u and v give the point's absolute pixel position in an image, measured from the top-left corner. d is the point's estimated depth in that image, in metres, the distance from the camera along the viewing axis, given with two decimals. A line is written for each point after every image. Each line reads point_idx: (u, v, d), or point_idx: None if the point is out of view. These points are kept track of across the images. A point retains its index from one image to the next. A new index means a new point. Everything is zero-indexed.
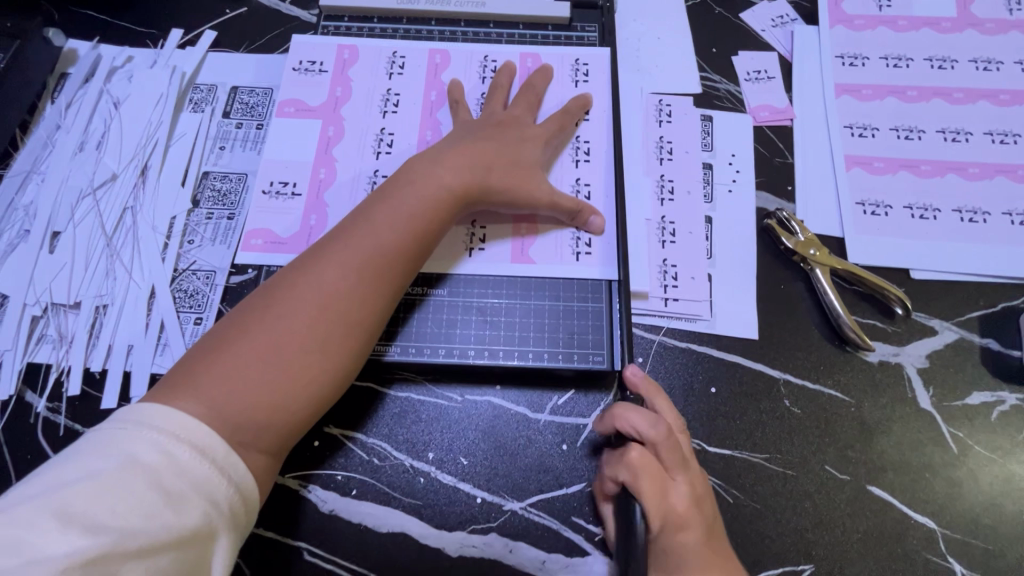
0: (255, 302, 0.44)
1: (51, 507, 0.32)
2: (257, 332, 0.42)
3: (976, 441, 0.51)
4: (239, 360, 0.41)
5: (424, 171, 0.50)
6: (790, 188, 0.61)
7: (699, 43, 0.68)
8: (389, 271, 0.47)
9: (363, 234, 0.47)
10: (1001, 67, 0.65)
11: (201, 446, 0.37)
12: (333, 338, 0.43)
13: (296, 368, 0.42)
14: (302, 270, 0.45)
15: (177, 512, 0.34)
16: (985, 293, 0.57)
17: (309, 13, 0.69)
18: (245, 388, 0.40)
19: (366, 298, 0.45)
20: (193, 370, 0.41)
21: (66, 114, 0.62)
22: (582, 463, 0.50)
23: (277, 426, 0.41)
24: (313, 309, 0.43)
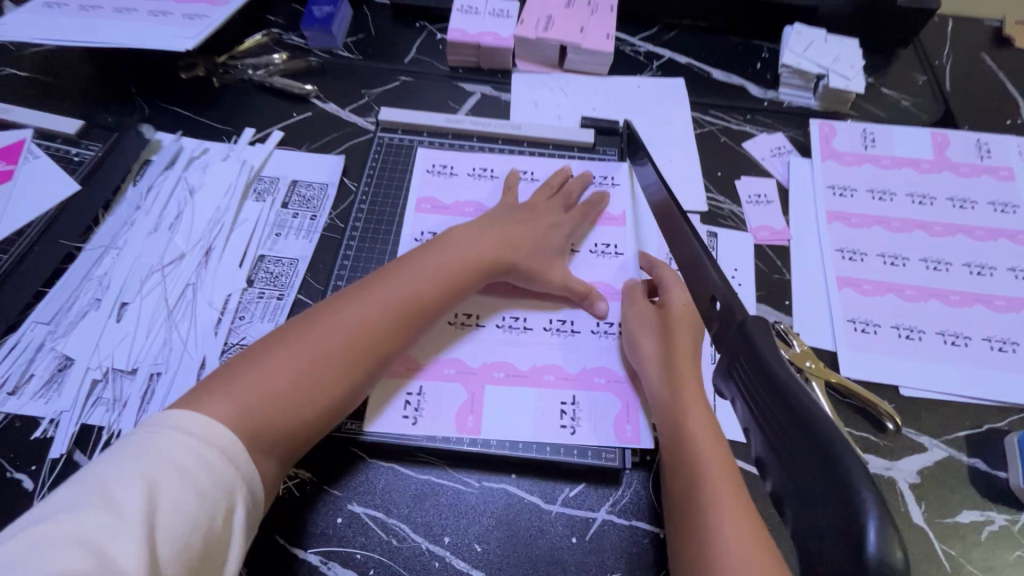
0: (292, 330, 0.53)
1: (101, 515, 0.38)
2: (292, 350, 0.51)
3: (969, 561, 0.53)
4: (270, 371, 0.49)
5: (461, 240, 0.61)
6: (787, 302, 0.67)
7: (706, 167, 0.78)
8: (412, 316, 0.56)
9: (399, 282, 0.57)
10: (975, 207, 0.73)
11: (223, 444, 0.44)
12: (350, 367, 0.52)
13: (309, 389, 0.50)
14: (334, 311, 0.54)
15: (198, 496, 0.41)
16: (970, 414, 0.61)
17: (366, 120, 0.80)
18: (263, 396, 0.48)
19: (385, 335, 0.54)
20: (228, 378, 0.49)
21: (145, 197, 0.70)
22: (591, 557, 0.52)
23: (288, 440, 0.49)
24: (335, 344, 0.52)
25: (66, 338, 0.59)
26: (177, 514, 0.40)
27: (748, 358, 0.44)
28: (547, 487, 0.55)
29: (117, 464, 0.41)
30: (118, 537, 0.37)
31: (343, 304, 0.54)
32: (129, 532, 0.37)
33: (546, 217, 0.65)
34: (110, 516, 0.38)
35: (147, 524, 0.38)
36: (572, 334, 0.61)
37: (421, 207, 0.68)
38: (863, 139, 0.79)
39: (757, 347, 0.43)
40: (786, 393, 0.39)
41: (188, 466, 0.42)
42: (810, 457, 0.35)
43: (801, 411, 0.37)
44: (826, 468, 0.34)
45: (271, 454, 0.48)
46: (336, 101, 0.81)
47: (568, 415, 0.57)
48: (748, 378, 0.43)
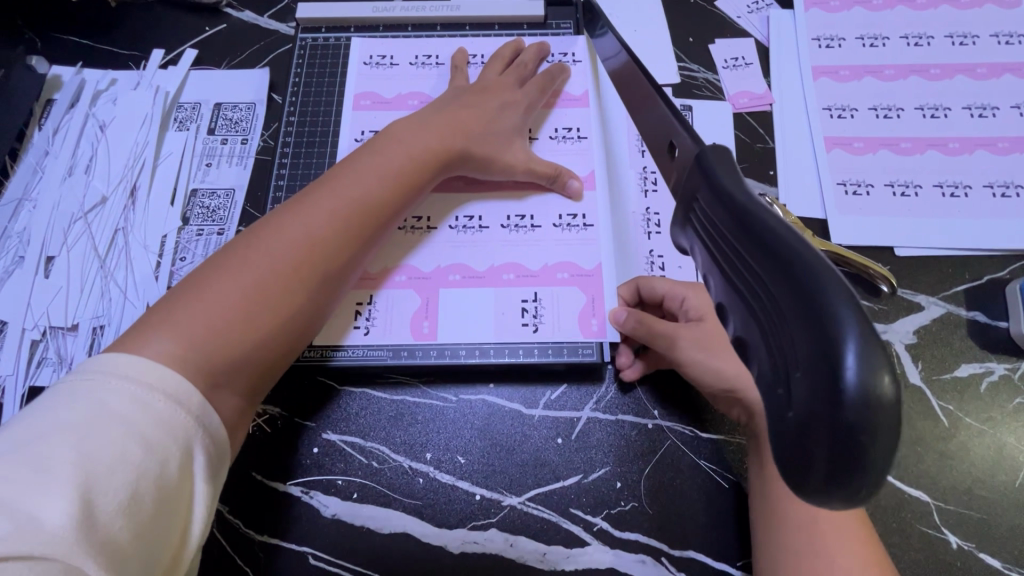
0: (237, 246, 0.44)
1: (18, 472, 0.30)
2: (240, 267, 0.42)
3: (967, 413, 0.52)
4: (219, 294, 0.41)
5: (407, 129, 0.53)
6: (771, 172, 0.62)
7: (676, 34, 0.69)
8: (373, 216, 0.49)
9: (348, 179, 0.49)
10: (977, 41, 0.65)
11: (159, 384, 0.35)
12: (315, 279, 0.45)
13: (271, 307, 0.42)
14: (285, 218, 0.46)
15: (143, 443, 0.33)
16: (970, 266, 0.57)
17: (287, 25, 0.70)
18: (218, 320, 0.40)
19: (345, 239, 0.47)
20: (170, 307, 0.40)
21: (54, 140, 0.63)
22: (578, 455, 0.51)
23: (253, 369, 0.42)
24: (294, 253, 0.44)
25: None
26: (120, 468, 0.32)
27: (706, 195, 0.26)
28: (523, 390, 0.53)
29: (43, 413, 0.33)
30: (47, 497, 0.29)
31: (292, 210, 0.46)
32: (60, 491, 0.30)
33: (498, 97, 0.58)
34: (33, 474, 0.30)
35: (80, 481, 0.30)
36: (533, 229, 0.56)
37: (360, 109, 0.61)
38: None
39: (712, 173, 0.26)
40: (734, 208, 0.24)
41: (130, 412, 0.33)
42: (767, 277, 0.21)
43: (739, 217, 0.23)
44: (793, 295, 0.20)
45: (233, 386, 0.40)
46: (251, 8, 0.71)
47: (531, 311, 0.54)
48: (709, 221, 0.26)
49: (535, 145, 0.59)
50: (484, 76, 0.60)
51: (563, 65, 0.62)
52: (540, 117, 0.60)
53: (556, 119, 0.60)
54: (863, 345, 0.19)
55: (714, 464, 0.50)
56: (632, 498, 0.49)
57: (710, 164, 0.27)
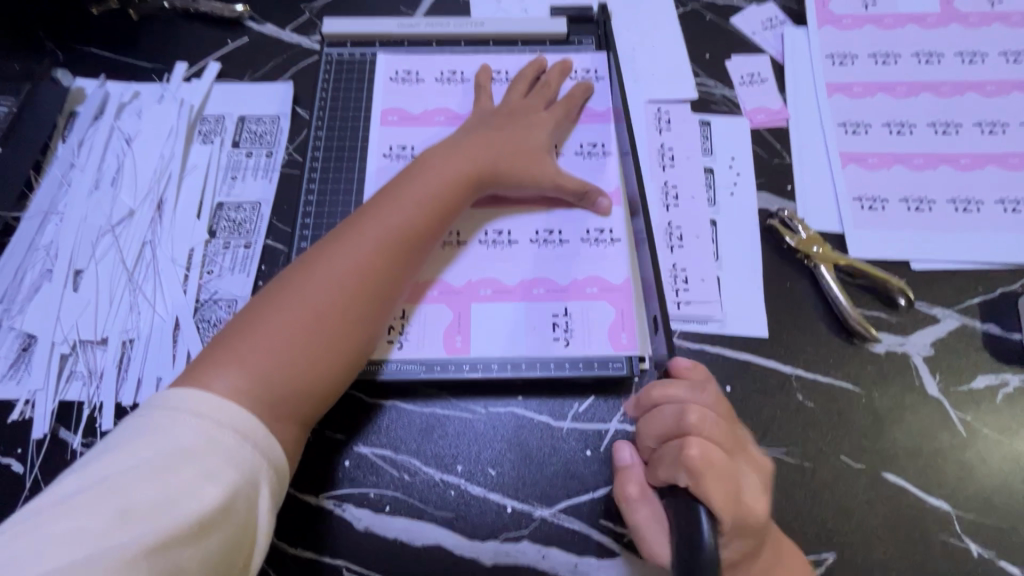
0: (285, 281, 0.47)
1: (105, 499, 0.34)
2: (290, 302, 0.45)
3: (983, 424, 0.53)
4: (272, 329, 0.44)
5: (441, 155, 0.55)
6: (789, 187, 0.63)
7: (693, 50, 0.70)
8: (412, 244, 0.51)
9: (388, 209, 0.51)
10: (985, 60, 0.67)
11: (221, 419, 0.39)
12: (360, 309, 0.47)
13: (319, 341, 0.45)
14: (331, 252, 0.48)
15: (211, 478, 0.36)
16: (983, 279, 0.59)
17: (310, 39, 0.71)
18: (272, 357, 0.43)
19: (387, 267, 0.49)
20: (232, 342, 0.44)
21: (79, 152, 0.63)
22: (608, 467, 0.51)
23: (308, 399, 0.44)
24: (339, 289, 0.47)
25: (24, 315, 0.55)
26: (186, 502, 0.35)
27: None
28: (553, 404, 0.54)
29: (125, 447, 0.37)
30: (127, 527, 0.34)
31: (334, 244, 0.49)
32: (137, 524, 0.34)
33: (525, 118, 0.59)
34: (116, 506, 0.34)
35: (157, 511, 0.34)
36: (562, 244, 0.57)
37: (387, 125, 0.62)
38: None
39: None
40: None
41: (196, 450, 0.37)
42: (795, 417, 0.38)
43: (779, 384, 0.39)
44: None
45: (287, 416, 0.43)
46: (273, 21, 0.72)
47: (562, 324, 0.54)
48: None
49: (560, 160, 0.60)
50: (509, 96, 0.61)
51: (587, 83, 0.63)
52: (565, 133, 0.61)
53: (581, 135, 0.61)
54: None
55: None
56: None
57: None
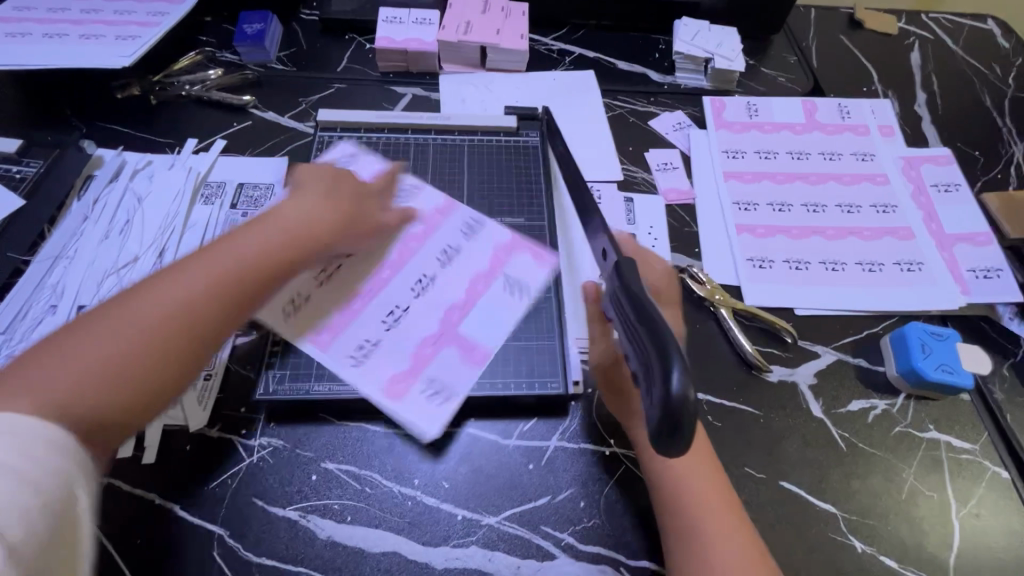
0: (123, 296, 0.47)
1: None
2: (121, 318, 0.46)
3: (860, 440, 0.64)
4: (96, 343, 0.44)
5: (297, 202, 0.59)
6: (697, 249, 0.77)
7: (619, 144, 0.88)
8: (248, 278, 0.52)
9: (235, 243, 0.53)
10: (841, 158, 0.86)
11: (23, 437, 0.37)
12: (187, 334, 0.47)
13: (138, 357, 0.45)
14: (182, 272, 0.49)
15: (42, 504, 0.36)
16: (852, 324, 0.72)
17: (305, 124, 0.85)
18: (88, 369, 0.43)
19: (225, 297, 0.50)
20: (49, 351, 0.43)
21: (92, 207, 0.72)
22: (547, 478, 0.59)
23: (111, 416, 0.43)
24: (163, 310, 0.47)
25: (25, 344, 0.61)
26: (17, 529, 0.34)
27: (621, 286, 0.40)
28: (499, 425, 0.62)
29: None
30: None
31: (182, 265, 0.50)
32: None
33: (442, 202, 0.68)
34: None
35: None
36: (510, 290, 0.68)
37: None
38: (748, 110, 0.92)
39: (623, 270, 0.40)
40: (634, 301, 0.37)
41: (26, 471, 0.36)
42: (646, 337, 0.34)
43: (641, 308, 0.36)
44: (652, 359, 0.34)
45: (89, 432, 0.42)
46: (274, 110, 0.86)
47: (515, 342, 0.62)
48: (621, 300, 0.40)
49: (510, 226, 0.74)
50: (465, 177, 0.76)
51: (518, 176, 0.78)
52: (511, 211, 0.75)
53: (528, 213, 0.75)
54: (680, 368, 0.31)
55: None
56: (594, 515, 0.57)
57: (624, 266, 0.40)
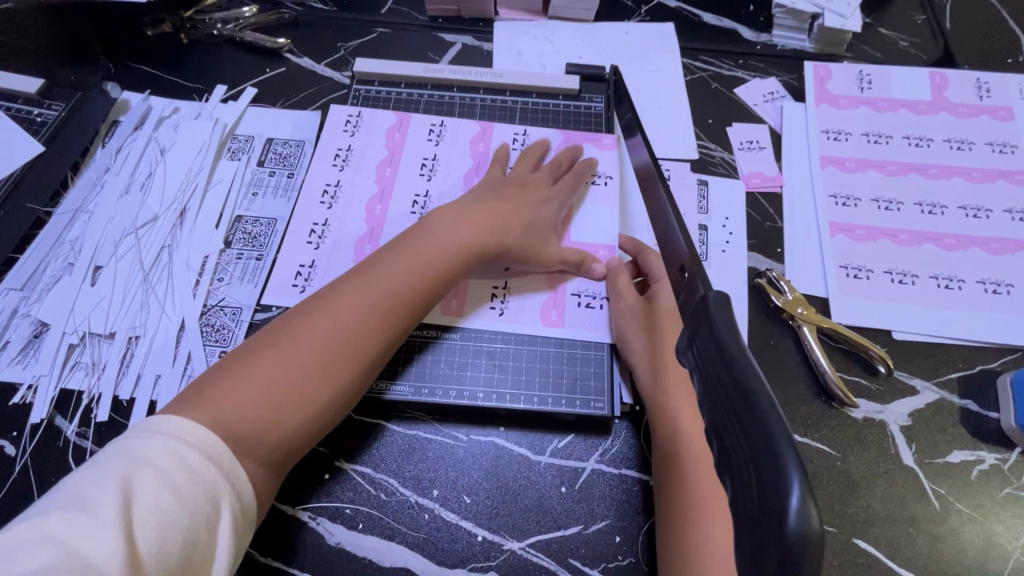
0: (276, 331, 0.49)
1: (74, 516, 0.35)
2: (270, 353, 0.47)
3: (958, 499, 0.54)
4: (247, 378, 0.45)
5: (451, 218, 0.57)
6: (778, 250, 0.66)
7: (697, 116, 0.75)
8: (404, 307, 0.52)
9: (381, 272, 0.52)
10: (973, 148, 0.71)
11: (210, 452, 0.40)
12: (336, 366, 0.48)
13: (302, 388, 0.46)
14: (323, 303, 0.50)
15: (177, 495, 0.37)
16: (963, 356, 0.60)
17: (342, 74, 0.76)
18: (256, 401, 0.44)
19: (371, 329, 0.50)
20: (208, 384, 0.45)
21: (115, 158, 0.67)
22: (580, 505, 0.52)
23: (266, 446, 0.44)
24: (315, 343, 0.48)
25: (41, 303, 0.58)
26: (154, 518, 0.36)
27: (708, 335, 0.32)
28: (529, 439, 0.55)
29: (98, 466, 0.38)
30: (96, 539, 0.34)
31: (337, 296, 0.51)
32: (106, 534, 0.34)
33: (536, 192, 0.61)
34: (80, 517, 0.35)
35: (124, 522, 0.35)
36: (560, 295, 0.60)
37: (418, 160, 0.66)
38: (859, 81, 0.76)
39: (714, 319, 0.32)
40: (730, 362, 0.29)
41: (164, 465, 0.38)
42: (745, 420, 0.27)
43: (739, 376, 0.28)
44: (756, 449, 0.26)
45: (259, 455, 0.44)
46: (310, 56, 0.78)
47: (597, 298, 0.60)
48: (705, 351, 0.32)
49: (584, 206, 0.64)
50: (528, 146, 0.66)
51: (591, 161, 0.65)
52: (580, 197, 0.64)
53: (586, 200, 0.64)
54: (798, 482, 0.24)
55: None
56: (629, 553, 0.50)
57: (720, 314, 0.32)
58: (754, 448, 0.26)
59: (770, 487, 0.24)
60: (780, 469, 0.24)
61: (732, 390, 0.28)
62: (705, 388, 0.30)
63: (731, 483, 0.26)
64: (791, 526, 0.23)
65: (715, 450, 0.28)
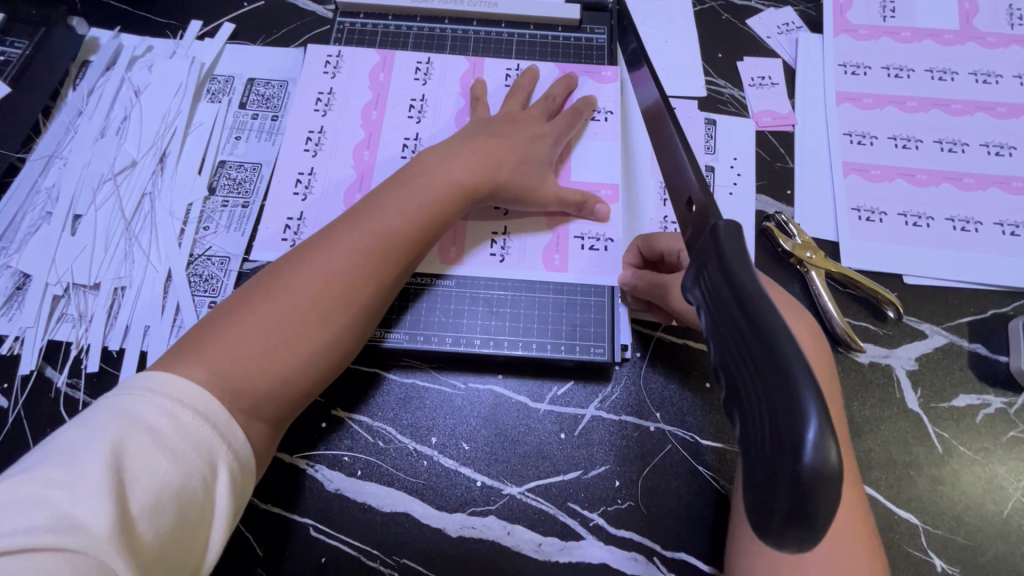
0: (267, 281, 0.46)
1: (61, 473, 0.34)
2: (263, 305, 0.45)
3: (962, 442, 0.53)
4: (240, 332, 0.43)
5: (443, 157, 0.54)
6: (788, 192, 0.63)
7: (706, 49, 0.70)
8: (400, 253, 0.50)
9: (373, 216, 0.50)
10: (1000, 81, 0.66)
11: (204, 411, 0.39)
12: (334, 316, 0.46)
13: (297, 342, 0.44)
14: (312, 254, 0.48)
15: (169, 455, 0.36)
16: (975, 299, 0.58)
17: (326, 8, 0.71)
18: (249, 359, 0.42)
19: (368, 276, 0.48)
20: (199, 339, 0.43)
21: (88, 100, 0.63)
22: (579, 451, 0.52)
23: (267, 399, 0.43)
24: (309, 294, 0.46)
25: (21, 254, 0.56)
26: (145, 477, 0.35)
27: (717, 268, 0.30)
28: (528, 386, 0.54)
29: (87, 425, 0.36)
30: (85, 499, 0.33)
31: (326, 245, 0.48)
32: (95, 492, 0.33)
33: (527, 129, 0.58)
34: (67, 475, 0.34)
35: (115, 481, 0.34)
36: (560, 239, 0.57)
37: (405, 97, 0.62)
38: (882, 9, 0.71)
39: (722, 249, 0.30)
40: (738, 291, 0.28)
41: (155, 424, 0.37)
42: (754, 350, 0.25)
43: (748, 304, 0.27)
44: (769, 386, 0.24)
45: (261, 410, 0.43)
46: None
47: (601, 239, 0.57)
48: (714, 285, 0.30)
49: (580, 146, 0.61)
50: (520, 81, 0.62)
51: (590, 99, 0.61)
52: (578, 134, 0.61)
53: (588, 141, 0.61)
54: (818, 419, 0.23)
55: (712, 472, 0.51)
56: (629, 497, 0.50)
57: (727, 243, 0.30)
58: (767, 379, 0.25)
59: (786, 426, 0.23)
60: (797, 402, 0.23)
61: (742, 324, 0.27)
62: (716, 321, 0.29)
63: (743, 419, 0.26)
64: (806, 460, 0.23)
65: (727, 387, 0.28)
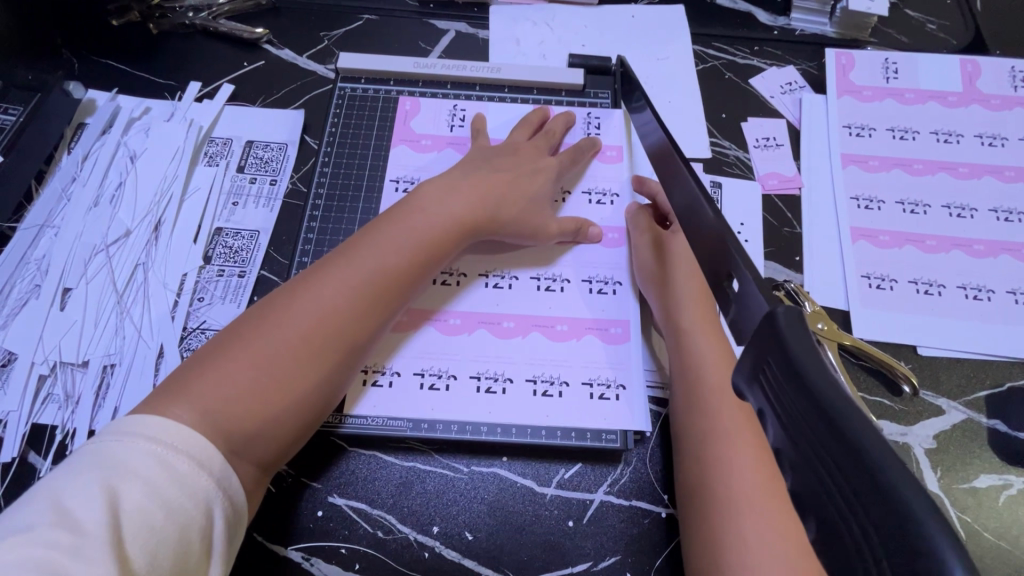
0: (258, 317, 0.46)
1: (59, 532, 0.33)
2: (252, 342, 0.44)
3: (985, 527, 0.51)
4: (227, 371, 0.43)
5: (438, 198, 0.54)
6: (797, 259, 0.62)
7: (709, 110, 0.70)
8: (391, 289, 0.50)
9: (364, 253, 0.50)
10: (1006, 143, 0.66)
11: (200, 458, 0.38)
12: (324, 352, 0.46)
13: (286, 381, 0.44)
14: (302, 288, 0.48)
15: (164, 506, 0.35)
16: (991, 372, 0.57)
17: (326, 67, 0.70)
18: (234, 399, 0.42)
19: (358, 313, 0.48)
20: (188, 379, 0.42)
21: (82, 166, 0.62)
22: (589, 541, 0.49)
23: (256, 442, 0.42)
24: (297, 331, 0.45)
25: (7, 331, 0.54)
26: (138, 530, 0.34)
27: (775, 358, 0.26)
28: (548, 371, 0.54)
29: (73, 478, 0.36)
30: (84, 560, 0.32)
31: (317, 280, 0.48)
32: (89, 553, 0.33)
33: (527, 160, 0.60)
34: (60, 536, 0.33)
35: (115, 545, 0.33)
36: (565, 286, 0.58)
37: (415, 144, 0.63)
38: (884, 69, 0.71)
39: (786, 342, 0.25)
40: (824, 409, 0.22)
41: (152, 475, 0.36)
42: (864, 505, 0.20)
43: (842, 429, 0.22)
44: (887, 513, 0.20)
45: (252, 452, 0.42)
46: (291, 47, 0.71)
47: (607, 194, 0.62)
48: (779, 390, 0.25)
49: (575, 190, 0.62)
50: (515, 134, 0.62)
51: (594, 140, 0.63)
52: (579, 172, 0.63)
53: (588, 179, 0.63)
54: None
55: None
56: None
57: (787, 329, 0.26)
58: (880, 531, 0.20)
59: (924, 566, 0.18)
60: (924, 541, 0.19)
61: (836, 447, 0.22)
62: (786, 436, 0.24)
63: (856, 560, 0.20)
64: None
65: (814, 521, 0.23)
